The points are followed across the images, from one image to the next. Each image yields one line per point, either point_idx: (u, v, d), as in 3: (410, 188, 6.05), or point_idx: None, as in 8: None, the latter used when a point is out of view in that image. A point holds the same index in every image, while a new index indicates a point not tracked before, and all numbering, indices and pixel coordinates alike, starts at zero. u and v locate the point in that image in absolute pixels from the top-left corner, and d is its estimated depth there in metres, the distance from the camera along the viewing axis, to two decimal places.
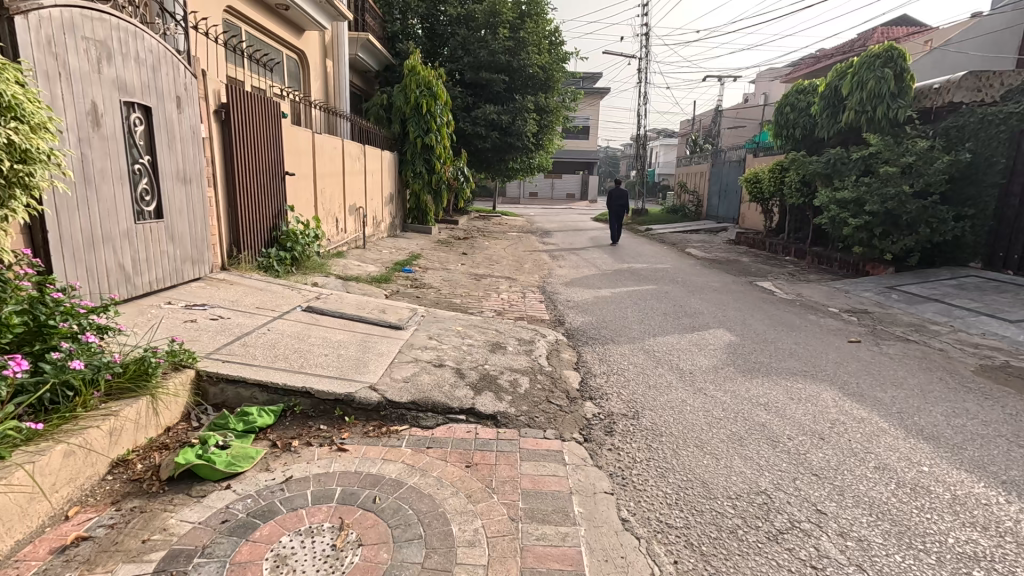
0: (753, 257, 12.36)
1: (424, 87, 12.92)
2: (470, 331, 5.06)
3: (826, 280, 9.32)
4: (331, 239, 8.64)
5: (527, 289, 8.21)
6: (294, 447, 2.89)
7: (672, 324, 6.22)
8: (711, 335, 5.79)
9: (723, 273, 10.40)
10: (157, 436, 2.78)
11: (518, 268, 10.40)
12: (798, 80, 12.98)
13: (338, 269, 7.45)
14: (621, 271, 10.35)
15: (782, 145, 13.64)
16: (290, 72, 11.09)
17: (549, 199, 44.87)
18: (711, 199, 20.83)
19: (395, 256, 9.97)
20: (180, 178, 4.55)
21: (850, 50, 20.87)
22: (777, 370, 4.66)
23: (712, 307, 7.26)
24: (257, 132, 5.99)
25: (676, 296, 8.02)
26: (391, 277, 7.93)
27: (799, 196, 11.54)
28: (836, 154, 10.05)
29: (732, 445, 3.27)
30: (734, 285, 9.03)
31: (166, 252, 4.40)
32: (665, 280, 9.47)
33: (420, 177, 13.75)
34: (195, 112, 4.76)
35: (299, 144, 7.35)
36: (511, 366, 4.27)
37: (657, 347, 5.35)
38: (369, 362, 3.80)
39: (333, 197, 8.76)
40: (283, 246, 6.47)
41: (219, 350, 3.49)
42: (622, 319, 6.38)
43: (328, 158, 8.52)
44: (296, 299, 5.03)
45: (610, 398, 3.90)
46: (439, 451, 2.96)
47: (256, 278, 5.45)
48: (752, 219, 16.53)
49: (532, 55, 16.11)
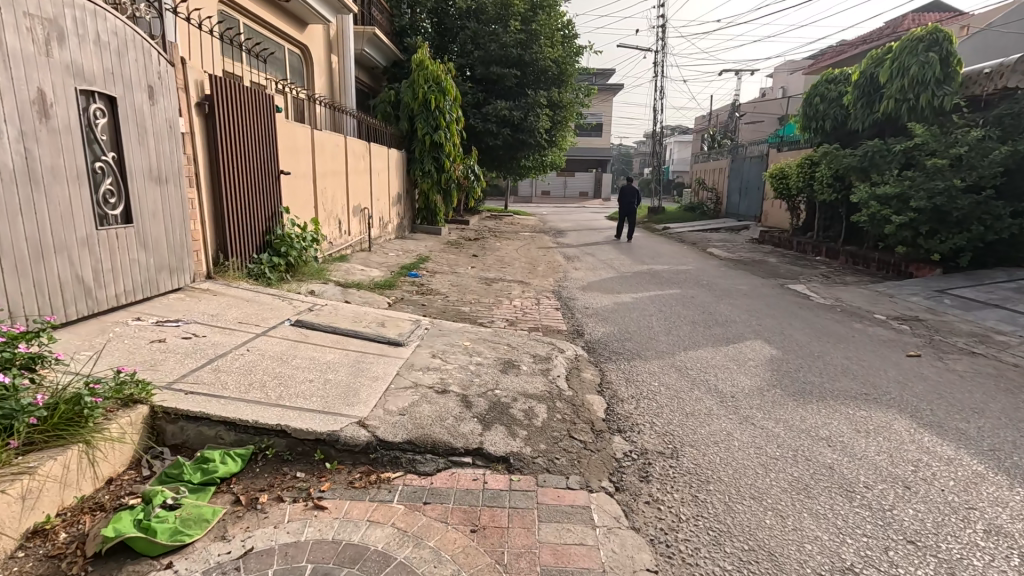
0: (780, 257, 11.63)
1: (433, 82, 12.40)
2: (478, 347, 4.50)
3: (866, 283, 8.60)
4: (333, 241, 8.15)
5: (542, 295, 7.64)
6: (260, 504, 2.36)
7: (703, 335, 5.61)
8: (748, 348, 5.17)
9: (751, 275, 9.72)
10: (93, 494, 2.28)
11: (531, 271, 9.84)
12: (828, 69, 12.22)
13: (338, 274, 6.94)
14: (641, 273, 9.74)
15: (810, 138, 12.88)
16: (293, 67, 10.65)
17: (561, 198, 44.21)
18: (731, 196, 20.05)
19: (401, 259, 9.47)
20: (153, 177, 4.06)
21: (878, 38, 19.92)
22: (833, 393, 4.04)
23: (745, 314, 6.62)
24: (248, 127, 5.49)
25: (703, 301, 7.39)
26: (396, 282, 7.42)
27: (832, 192, 10.78)
28: (874, 146, 9.35)
29: (799, 497, 2.66)
30: (765, 289, 8.37)
31: (137, 260, 3.91)
32: (690, 283, 8.84)
33: (429, 176, 13.25)
34: (171, 104, 4.27)
35: (296, 141, 6.83)
36: (525, 390, 3.71)
37: (690, 363, 4.76)
38: (360, 390, 3.26)
39: (335, 197, 8.26)
40: (277, 250, 5.94)
41: (182, 379, 2.98)
42: (647, 329, 5.79)
43: (330, 157, 8.02)
44: (285, 312, 4.50)
45: (642, 432, 3.32)
46: (438, 509, 2.41)
47: (244, 287, 4.95)
48: (777, 217, 15.75)
49: (545, 48, 15.53)
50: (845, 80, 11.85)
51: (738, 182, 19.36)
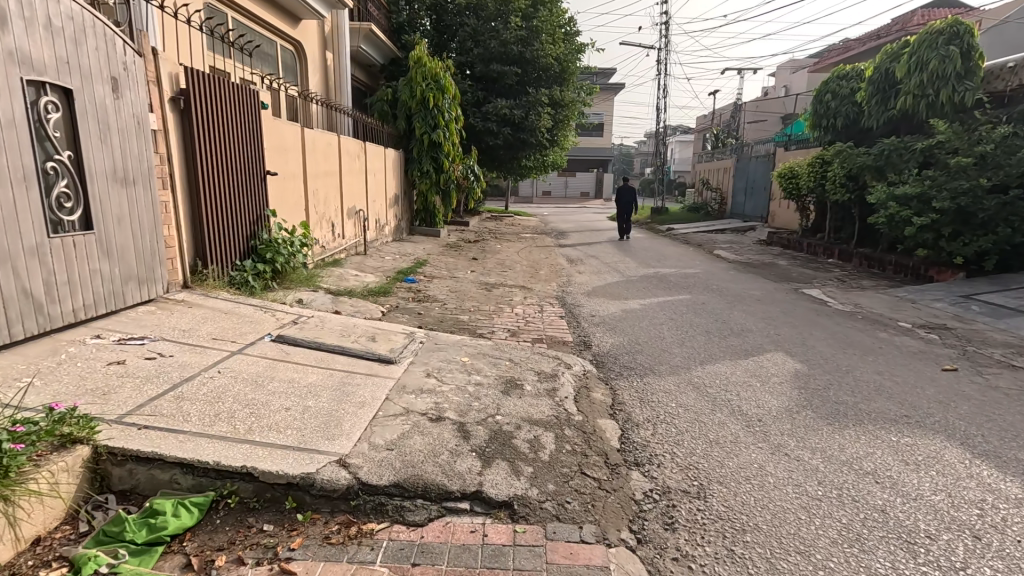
0: (791, 260, 11.22)
1: (431, 80, 12.02)
2: (477, 363, 4.12)
3: (884, 288, 8.20)
4: (326, 245, 7.76)
5: (545, 301, 7.26)
6: (215, 569, 1.99)
7: (720, 346, 5.22)
8: (770, 361, 4.79)
9: (762, 278, 9.33)
10: (14, 559, 1.92)
11: (533, 274, 9.47)
12: (840, 65, 11.85)
13: (329, 281, 6.55)
14: (647, 277, 9.35)
15: (819, 137, 12.49)
16: (286, 64, 10.29)
17: (562, 198, 43.85)
18: (735, 196, 19.67)
19: (398, 263, 9.09)
20: (118, 179, 3.68)
21: (887, 35, 19.53)
22: (870, 415, 3.65)
23: (761, 322, 6.23)
24: (230, 124, 5.10)
25: (715, 307, 7.01)
26: (391, 288, 7.03)
27: (845, 192, 10.37)
28: (890, 144, 9.06)
29: (854, 553, 2.27)
30: (778, 294, 7.98)
31: (100, 271, 3.54)
32: (699, 288, 8.44)
33: (427, 177, 12.86)
34: (139, 98, 3.89)
35: (284, 139, 6.44)
36: (529, 416, 3.32)
37: (708, 379, 4.37)
38: (343, 420, 2.87)
39: (328, 199, 7.87)
40: (262, 257, 5.54)
41: (138, 411, 2.60)
42: (659, 340, 5.40)
43: (322, 156, 7.63)
44: (266, 326, 4.12)
45: (663, 466, 2.93)
46: (429, 573, 2.03)
47: (224, 298, 4.57)
48: (785, 217, 15.36)
49: (547, 45, 15.17)
50: (857, 77, 11.46)
51: (744, 182, 18.96)
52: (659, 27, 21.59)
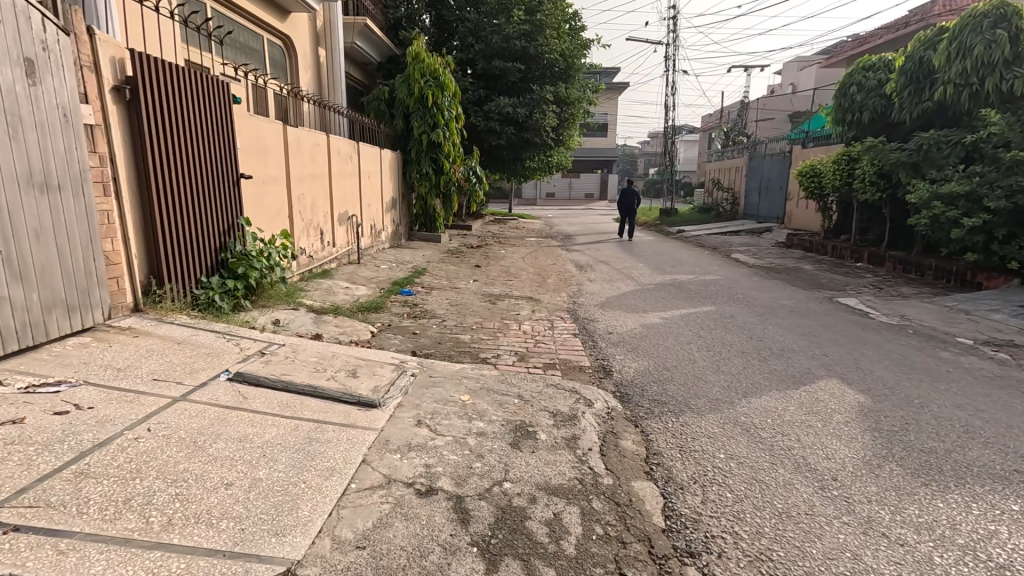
0: (816, 264, 10.45)
1: (430, 77, 11.37)
2: (479, 404, 3.39)
3: (928, 297, 7.45)
4: (312, 254, 7.07)
5: (556, 316, 6.54)
6: None
7: (764, 372, 4.48)
8: (826, 392, 4.06)
9: (790, 286, 8.57)
10: None
11: (541, 283, 8.76)
12: (864, 56, 11.16)
13: (314, 297, 5.84)
14: (665, 286, 8.61)
15: (842, 133, 11.78)
16: (274, 59, 9.62)
17: (567, 199, 43.15)
18: (748, 196, 18.90)
19: (394, 272, 8.41)
20: (37, 184, 3.01)
21: (904, 27, 18.77)
22: (972, 471, 2.91)
23: (802, 340, 5.50)
24: (194, 120, 4.43)
25: (746, 321, 6.28)
26: (384, 302, 6.34)
27: (876, 191, 9.63)
28: (928, 138, 8.40)
29: None
30: (812, 305, 7.23)
31: (9, 298, 2.85)
32: (723, 297, 7.71)
33: (427, 179, 12.16)
34: (64, 86, 3.21)
35: (261, 138, 5.72)
36: (545, 482, 2.60)
37: (757, 418, 3.63)
38: (300, 503, 2.16)
39: (315, 203, 7.18)
40: (233, 272, 4.82)
41: (14, 502, 1.89)
42: (690, 364, 4.67)
43: (309, 157, 6.93)
44: (226, 360, 3.40)
45: (728, 557, 2.21)
46: None
47: (181, 324, 3.86)
48: (804, 219, 14.59)
49: (551, 40, 14.54)
50: (883, 68, 10.77)
51: (758, 181, 18.17)
52: (665, 22, 20.88)
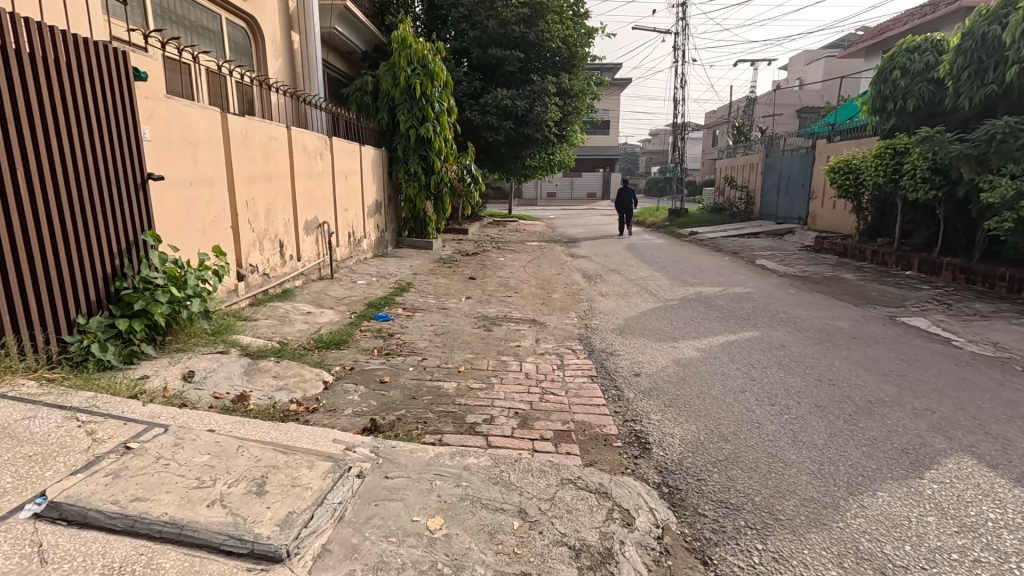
0: (858, 273, 9.16)
1: (418, 64, 10.12)
2: (458, 538, 2.13)
3: (1013, 316, 6.18)
4: (268, 271, 5.86)
5: (565, 347, 5.30)
6: None
7: (861, 446, 3.21)
8: (970, 486, 2.77)
9: (837, 302, 7.30)
10: None
11: (546, 300, 7.52)
12: (908, 35, 9.88)
13: (256, 332, 4.56)
14: (690, 301, 7.38)
15: (881, 124, 10.54)
16: (235, 42, 8.38)
17: (568, 199, 41.93)
18: (765, 194, 17.63)
19: (372, 289, 7.16)
20: None
21: (931, 12, 17.50)
22: None
23: (887, 384, 4.23)
24: (65, 100, 3.20)
25: (804, 355, 5.02)
26: (350, 334, 5.07)
27: (929, 188, 8.41)
28: (1001, 124, 7.25)
29: None
30: (875, 329, 5.97)
31: None
32: (765, 318, 6.43)
33: (415, 179, 10.90)
34: None
35: (189, 129, 4.47)
36: None
37: (888, 544, 2.35)
38: None
39: (273, 210, 5.96)
40: (129, 309, 3.53)
41: None
42: (753, 432, 3.41)
43: (261, 154, 5.68)
44: (58, 468, 2.14)
45: None
46: None
47: (15, 398, 2.60)
48: (832, 219, 13.32)
49: (553, 26, 13.32)
50: (932, 48, 9.51)
51: (776, 179, 16.84)
52: (672, 10, 19.60)
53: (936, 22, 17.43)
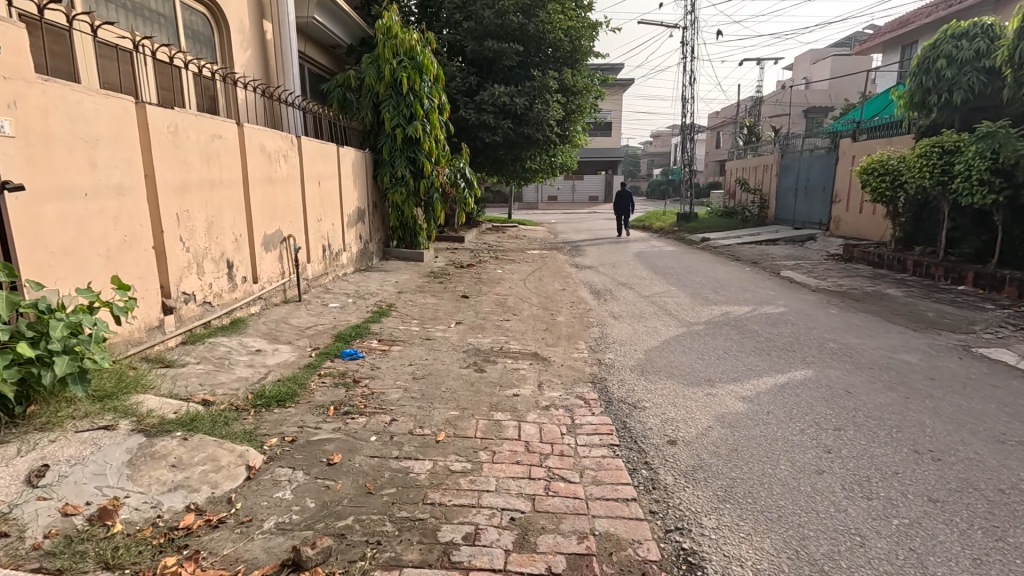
0: (903, 288, 8.07)
1: (405, 56, 9.09)
2: None
3: None
4: (209, 299, 4.78)
5: (575, 395, 4.22)
6: None
7: None
8: None
9: (891, 326, 6.22)
10: None
11: (549, 324, 6.46)
12: (949, 21, 8.79)
13: (172, 390, 3.49)
14: (718, 325, 6.31)
15: (920, 119, 9.49)
16: (192, 28, 7.33)
17: (569, 202, 40.92)
18: (781, 198, 16.56)
19: (344, 313, 6.08)
20: None
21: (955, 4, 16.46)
22: None
23: (1012, 461, 3.14)
24: None
25: (881, 407, 3.93)
26: (302, 383, 3.99)
27: (988, 192, 7.36)
28: None
29: None
30: (952, 365, 4.89)
31: None
32: (814, 351, 5.31)
33: (402, 183, 9.86)
34: None
35: (80, 123, 3.39)
36: None
37: None
38: None
39: (216, 224, 4.90)
40: None
41: None
42: (862, 560, 2.31)
43: (197, 155, 4.60)
44: None
45: None
46: None
47: None
48: (861, 226, 12.24)
49: (554, 16, 12.30)
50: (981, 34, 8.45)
51: (793, 181, 15.73)
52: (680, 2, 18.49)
53: (966, 11, 16.23)
